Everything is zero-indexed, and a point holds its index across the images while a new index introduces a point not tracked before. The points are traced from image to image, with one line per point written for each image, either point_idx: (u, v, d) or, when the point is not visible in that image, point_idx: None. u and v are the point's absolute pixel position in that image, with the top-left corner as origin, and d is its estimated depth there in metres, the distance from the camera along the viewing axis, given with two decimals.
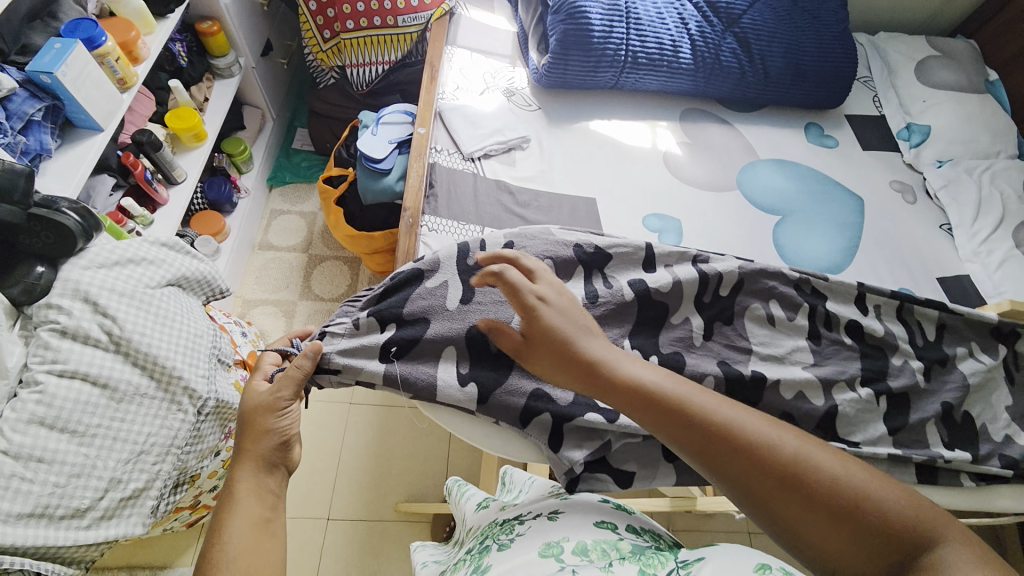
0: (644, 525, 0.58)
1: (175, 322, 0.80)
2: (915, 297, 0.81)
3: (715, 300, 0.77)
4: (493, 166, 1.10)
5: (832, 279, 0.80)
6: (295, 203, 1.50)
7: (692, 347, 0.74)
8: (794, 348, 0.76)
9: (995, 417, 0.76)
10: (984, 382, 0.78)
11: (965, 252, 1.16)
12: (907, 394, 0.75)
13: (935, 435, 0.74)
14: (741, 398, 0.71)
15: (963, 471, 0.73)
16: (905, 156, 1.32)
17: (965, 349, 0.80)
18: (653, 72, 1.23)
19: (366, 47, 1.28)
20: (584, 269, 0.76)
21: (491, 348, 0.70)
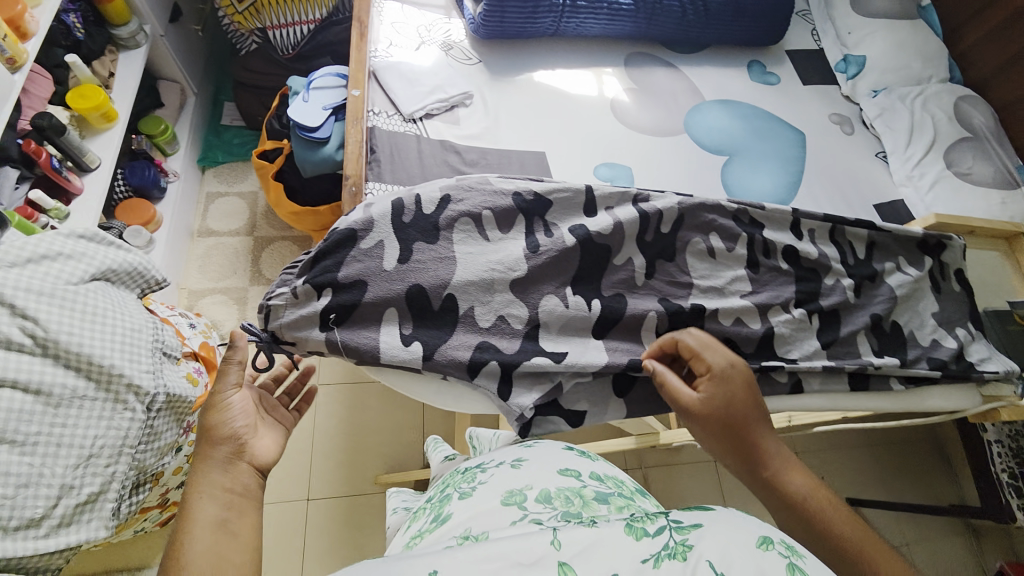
0: (608, 473, 0.60)
1: (107, 319, 0.74)
2: (845, 219, 0.84)
3: (657, 238, 0.77)
4: (436, 125, 1.05)
5: (769, 207, 0.82)
6: (232, 183, 1.41)
7: (634, 288, 0.75)
8: (733, 279, 0.78)
9: (922, 324, 0.83)
10: (911, 293, 0.84)
11: (899, 177, 1.22)
12: (839, 311, 0.80)
13: (866, 345, 0.80)
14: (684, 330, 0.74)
15: (892, 375, 0.79)
16: (843, 89, 1.35)
17: (893, 264, 0.85)
18: (594, 15, 1.19)
19: (285, 5, 1.17)
20: (524, 219, 0.74)
21: (434, 306, 0.68)
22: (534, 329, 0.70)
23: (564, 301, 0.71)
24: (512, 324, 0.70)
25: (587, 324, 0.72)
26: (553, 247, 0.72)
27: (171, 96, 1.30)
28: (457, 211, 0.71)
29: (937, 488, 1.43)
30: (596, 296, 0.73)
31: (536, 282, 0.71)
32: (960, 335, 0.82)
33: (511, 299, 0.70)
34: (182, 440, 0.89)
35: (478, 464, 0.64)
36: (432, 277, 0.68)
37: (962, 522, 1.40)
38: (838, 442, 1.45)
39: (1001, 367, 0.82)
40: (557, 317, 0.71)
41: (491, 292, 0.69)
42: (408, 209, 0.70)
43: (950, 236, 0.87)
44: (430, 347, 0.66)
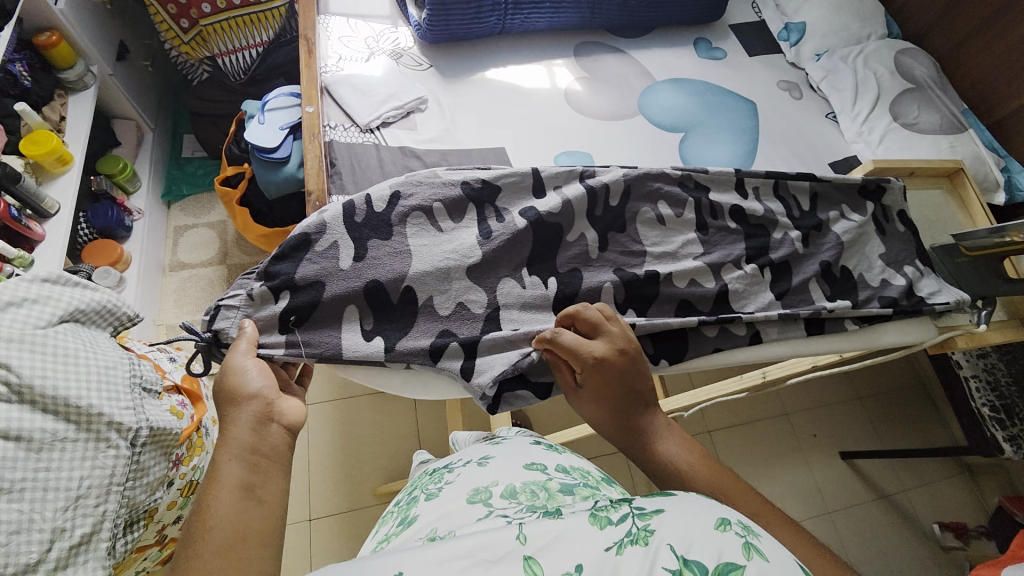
0: (574, 465, 0.62)
1: (80, 360, 0.74)
2: (787, 173, 0.88)
3: (606, 212, 0.80)
4: (394, 133, 1.06)
5: (712, 170, 0.86)
6: (198, 215, 1.40)
7: (588, 261, 0.77)
8: (685, 242, 0.81)
9: (870, 266, 0.86)
10: (857, 237, 0.88)
11: (850, 134, 1.25)
12: (789, 262, 0.83)
13: (818, 291, 0.83)
14: (640, 297, 0.76)
15: (847, 317, 0.82)
16: (788, 56, 1.39)
17: (837, 213, 0.89)
18: (537, 9, 1.21)
19: (231, 31, 1.18)
20: (474, 206, 0.76)
21: (393, 299, 0.69)
22: (495, 312, 0.72)
23: (521, 281, 0.74)
24: (472, 309, 0.71)
25: (547, 301, 0.73)
26: (505, 232, 0.74)
27: (127, 134, 1.29)
28: (409, 206, 0.73)
29: (928, 432, 1.47)
30: (553, 274, 0.75)
31: (492, 266, 0.73)
32: (909, 272, 0.86)
33: (468, 286, 0.72)
34: (173, 473, 0.88)
35: (445, 466, 0.66)
36: (391, 272, 0.69)
37: (954, 462, 1.44)
38: (827, 399, 1.48)
39: (951, 298, 0.85)
40: (515, 298, 0.73)
41: (447, 280, 0.71)
42: (359, 209, 0.71)
43: (889, 178, 0.91)
44: (394, 339, 0.68)
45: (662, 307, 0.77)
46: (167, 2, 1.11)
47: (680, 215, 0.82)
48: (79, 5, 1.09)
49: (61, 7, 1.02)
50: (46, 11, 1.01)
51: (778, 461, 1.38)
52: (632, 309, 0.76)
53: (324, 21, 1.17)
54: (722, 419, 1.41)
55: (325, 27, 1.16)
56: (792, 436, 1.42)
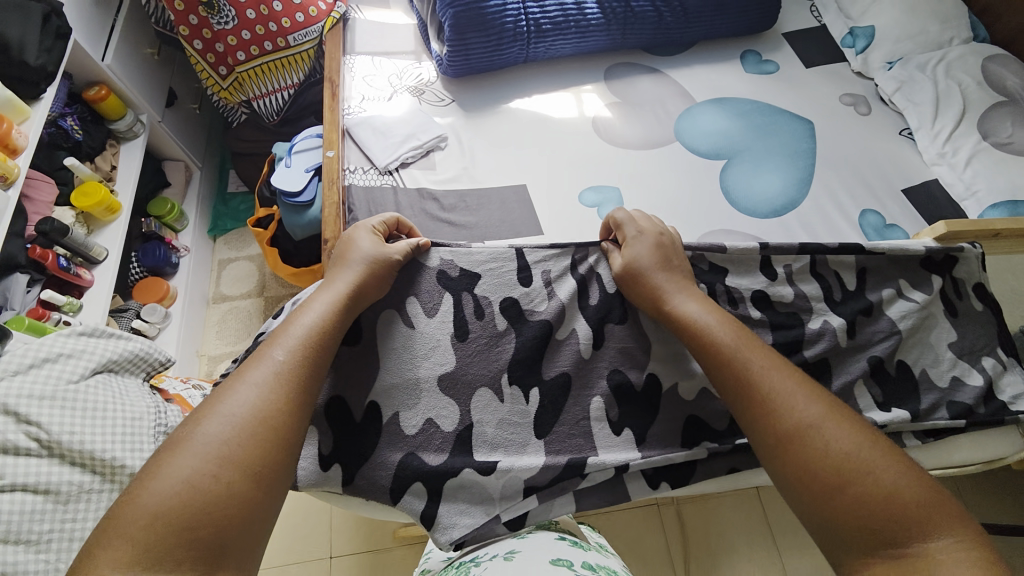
0: (600, 562, 0.57)
1: (108, 412, 0.77)
2: (825, 248, 0.77)
3: (602, 300, 0.74)
4: (413, 173, 1.05)
5: (731, 249, 0.76)
6: (241, 248, 1.47)
7: (580, 367, 0.70)
8: None
9: (938, 360, 0.74)
10: (922, 322, 0.75)
11: (930, 155, 1.08)
12: (828, 359, 0.72)
13: (868, 398, 0.71)
14: (634, 406, 0.70)
15: (907, 430, 0.72)
16: (854, 65, 1.23)
17: (893, 290, 0.77)
18: (563, 37, 1.15)
19: (265, 75, 1.21)
20: (449, 296, 0.71)
21: (356, 418, 0.65)
22: (467, 430, 0.66)
23: (498, 394, 0.68)
24: (442, 428, 0.66)
25: (526, 419, 0.67)
26: (483, 334, 0.70)
27: (175, 174, 1.38)
28: (379, 306, 0.69)
29: None
30: (536, 383, 0.69)
31: (465, 376, 0.68)
32: (987, 367, 0.74)
33: (439, 400, 0.66)
34: None
35: (474, 558, 0.61)
36: (356, 388, 0.65)
37: None
38: None
39: None
40: (492, 414, 0.67)
41: (416, 395, 0.66)
42: None
43: (961, 246, 0.80)
44: (352, 468, 0.63)
45: (665, 441, 0.69)
46: (206, 52, 1.17)
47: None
48: (130, 58, 1.17)
49: (109, 64, 1.10)
50: (97, 68, 1.08)
51: None
52: (628, 431, 0.69)
53: (348, 58, 1.17)
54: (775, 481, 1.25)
55: (346, 64, 1.16)
56: None
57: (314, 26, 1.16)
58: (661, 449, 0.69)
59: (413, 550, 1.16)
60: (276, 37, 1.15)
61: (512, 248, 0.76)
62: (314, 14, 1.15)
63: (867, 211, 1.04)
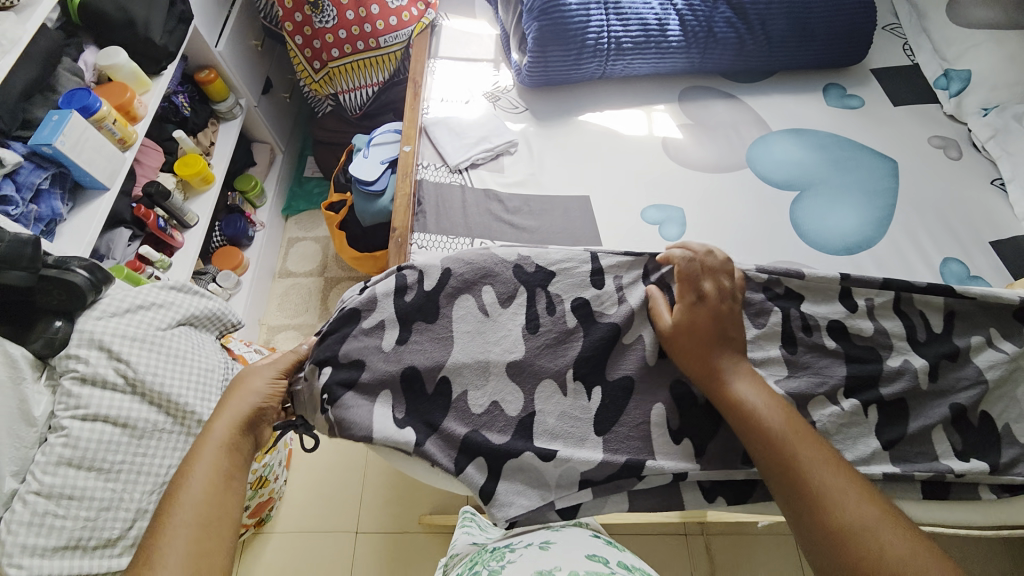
0: (636, 563, 0.58)
1: (186, 359, 0.85)
2: (911, 285, 0.74)
3: (671, 309, 0.73)
4: (481, 174, 1.09)
5: (809, 276, 0.74)
6: (310, 229, 1.57)
7: (647, 370, 0.71)
8: (767, 358, 0.71)
9: (1021, 416, 0.70)
10: (1008, 376, 0.71)
11: (1021, 209, 1.02)
12: (906, 401, 0.69)
13: (945, 444, 0.69)
14: (693, 420, 0.69)
15: (981, 483, 0.69)
16: (946, 108, 1.18)
17: (981, 338, 0.73)
18: (642, 55, 1.17)
19: (354, 71, 1.30)
20: (524, 289, 0.73)
21: (427, 389, 0.68)
22: (529, 418, 0.68)
23: (562, 387, 0.69)
24: (507, 412, 0.68)
25: (588, 415, 0.69)
26: (554, 329, 0.71)
27: (263, 154, 1.49)
28: (459, 290, 0.72)
29: None
30: (599, 382, 0.70)
31: (533, 367, 0.69)
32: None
33: (506, 384, 0.69)
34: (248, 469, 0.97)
35: (507, 545, 0.63)
36: (426, 361, 0.68)
37: None
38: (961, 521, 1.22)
39: None
40: (555, 405, 0.69)
41: (486, 376, 0.69)
42: (410, 289, 0.71)
43: None
44: (424, 432, 0.66)
45: (725, 457, 0.68)
46: (304, 47, 1.27)
47: (762, 329, 0.72)
48: (238, 46, 1.29)
49: (220, 50, 1.20)
50: (209, 54, 1.19)
51: None
52: (687, 440, 0.68)
53: (429, 63, 1.23)
54: None
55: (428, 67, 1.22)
56: None
57: (404, 30, 1.23)
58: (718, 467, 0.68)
59: (435, 539, 1.18)
60: (369, 37, 1.23)
61: (587, 251, 0.77)
62: (406, 18, 1.22)
63: (951, 259, 0.99)
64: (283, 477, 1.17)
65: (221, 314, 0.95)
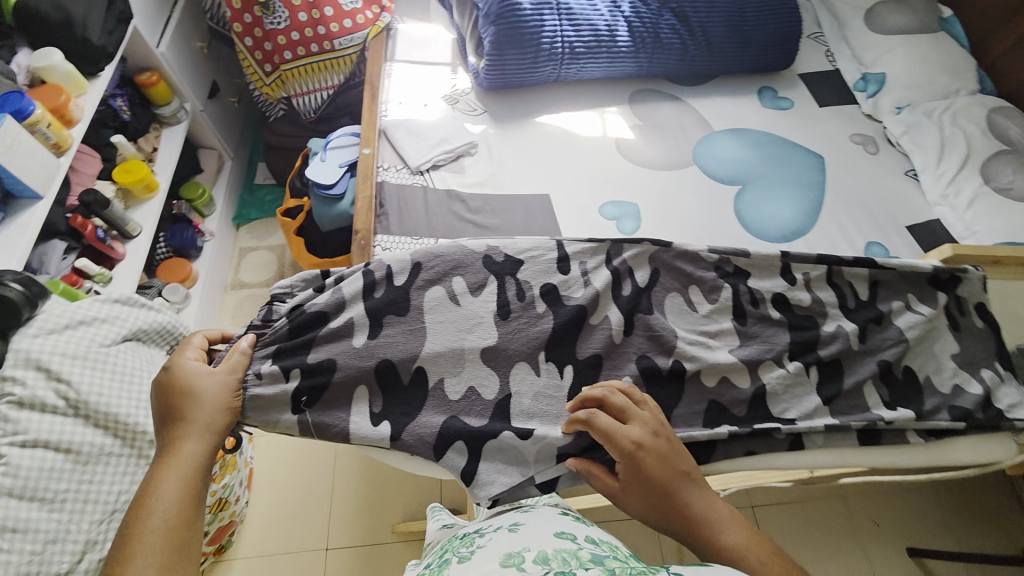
0: (602, 538, 0.60)
1: (136, 377, 0.79)
2: (842, 259, 0.82)
3: (632, 291, 0.78)
4: (442, 175, 1.10)
5: (754, 254, 0.82)
6: (263, 238, 1.51)
7: (612, 349, 0.74)
8: (722, 330, 0.78)
9: (941, 368, 0.79)
10: (927, 333, 0.81)
11: (933, 196, 1.14)
12: (840, 360, 0.77)
13: (875, 396, 0.76)
14: (660, 392, 0.73)
15: (909, 428, 0.76)
16: (864, 107, 1.30)
17: (902, 303, 0.82)
18: (594, 59, 1.22)
19: (308, 74, 1.28)
20: (494, 279, 0.76)
21: (403, 380, 0.70)
22: (506, 400, 0.71)
23: (536, 368, 0.72)
24: (484, 396, 0.71)
25: (561, 392, 0.72)
26: (523, 313, 0.74)
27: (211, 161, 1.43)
28: (428, 281, 0.74)
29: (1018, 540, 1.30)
30: (570, 360, 0.73)
31: (507, 350, 0.72)
32: (986, 378, 0.79)
33: (481, 369, 0.71)
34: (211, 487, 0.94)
35: (477, 531, 0.64)
36: (403, 355, 0.70)
37: None
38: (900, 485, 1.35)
39: None
40: (529, 386, 0.71)
41: (461, 363, 0.71)
42: (379, 286, 0.73)
43: (966, 267, 0.84)
44: (400, 425, 0.68)
45: (690, 420, 0.72)
46: (254, 49, 1.24)
47: (715, 304, 0.79)
48: (182, 48, 1.24)
49: (162, 51, 1.15)
50: (151, 56, 1.14)
51: (830, 549, 1.27)
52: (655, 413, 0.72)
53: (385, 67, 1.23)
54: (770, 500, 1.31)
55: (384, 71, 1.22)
56: (853, 525, 1.30)
57: (359, 32, 1.22)
58: (685, 428, 0.71)
59: (410, 547, 1.16)
60: (323, 40, 1.22)
61: (552, 239, 0.80)
62: (361, 21, 1.22)
63: (873, 243, 1.09)
64: (244, 497, 1.12)
65: (171, 328, 0.87)
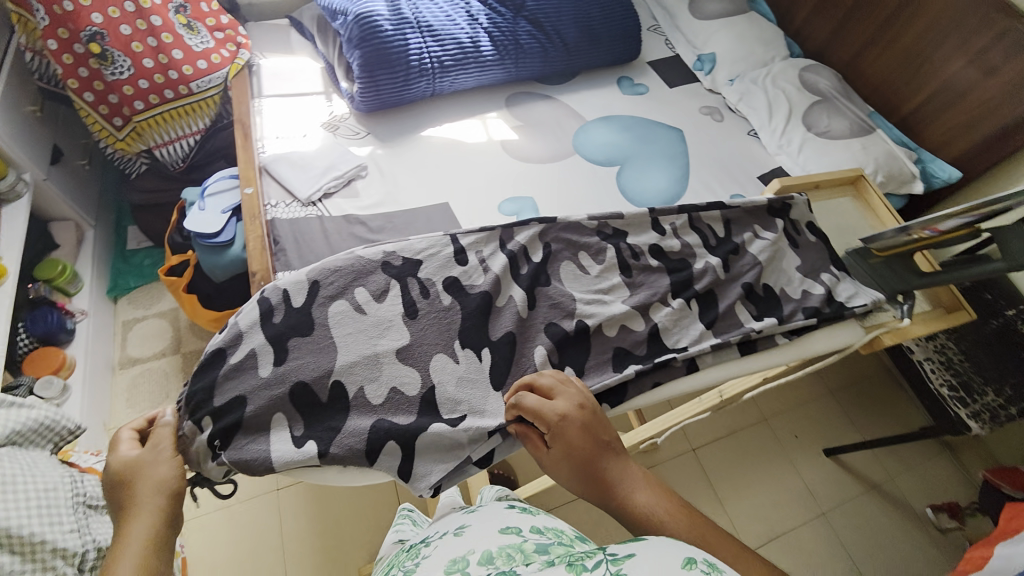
0: (547, 525, 0.67)
1: (17, 484, 0.69)
2: (697, 207, 1.00)
3: (528, 269, 0.87)
4: (337, 203, 1.08)
5: (627, 215, 0.97)
6: (149, 306, 1.37)
7: (522, 323, 0.82)
8: (613, 285, 0.90)
9: (790, 280, 0.97)
10: (773, 255, 0.99)
11: (772, 147, 1.34)
12: (713, 290, 0.93)
13: (746, 313, 0.92)
14: (572, 350, 0.83)
15: (776, 333, 0.91)
16: (706, 84, 1.50)
17: (751, 234, 1.00)
18: (464, 70, 1.28)
19: (168, 123, 1.20)
20: (395, 282, 0.80)
21: (321, 399, 0.71)
22: (431, 392, 0.74)
23: (454, 356, 0.77)
24: (406, 394, 0.74)
25: (482, 373, 0.78)
26: (431, 309, 0.80)
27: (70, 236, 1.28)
28: (328, 297, 0.77)
29: (893, 415, 1.62)
30: (486, 344, 0.80)
31: (421, 346, 0.77)
32: (826, 280, 0.98)
33: (401, 369, 0.75)
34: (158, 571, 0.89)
35: (422, 541, 0.69)
36: (315, 373, 0.72)
37: (937, 443, 1.60)
38: (800, 397, 1.63)
39: (868, 299, 0.97)
40: (451, 374, 0.76)
41: (378, 368, 0.74)
42: (277, 310, 0.75)
43: (792, 196, 1.06)
44: (326, 441, 0.69)
45: (600, 368, 0.82)
46: (97, 104, 1.13)
47: (602, 264, 0.92)
48: (8, 113, 1.09)
49: None
50: None
51: (760, 465, 1.50)
52: (568, 367, 0.81)
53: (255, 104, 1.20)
54: (704, 435, 1.53)
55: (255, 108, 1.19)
56: (773, 440, 1.55)
57: (217, 73, 1.18)
58: (598, 376, 0.81)
59: None
60: (178, 84, 1.15)
61: (446, 236, 0.87)
62: (217, 61, 1.18)
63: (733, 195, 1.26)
64: None
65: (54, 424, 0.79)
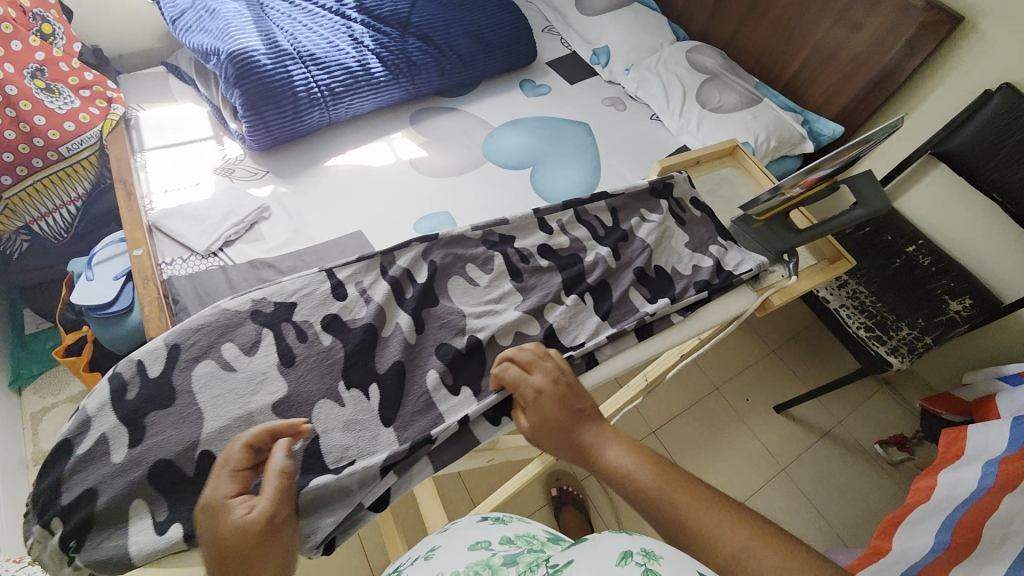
0: (520, 533, 0.74)
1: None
2: (581, 202, 1.21)
3: (414, 292, 1.02)
4: (239, 249, 1.14)
5: (512, 222, 1.17)
6: (55, 393, 1.42)
7: (410, 346, 0.96)
8: (505, 293, 1.07)
9: (679, 257, 1.19)
10: (661, 235, 1.20)
11: (676, 127, 1.56)
12: (605, 281, 1.11)
13: (641, 297, 1.10)
14: (468, 366, 0.96)
15: (672, 312, 1.10)
16: (606, 76, 1.70)
17: (637, 219, 1.23)
18: (356, 94, 1.38)
19: (44, 191, 1.33)
20: (264, 331, 0.91)
21: (189, 472, 0.78)
22: (313, 443, 0.82)
23: (337, 399, 0.87)
24: None
25: (371, 408, 0.88)
26: (309, 353, 0.91)
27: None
28: (194, 357, 0.86)
29: (814, 371, 1.85)
30: (372, 379, 0.91)
31: (301, 394, 0.86)
32: (714, 252, 1.19)
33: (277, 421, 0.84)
34: None
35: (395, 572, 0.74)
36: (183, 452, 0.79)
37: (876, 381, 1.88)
38: (738, 368, 1.83)
39: (754, 263, 1.18)
40: (336, 418, 0.86)
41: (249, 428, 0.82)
42: (130, 386, 0.82)
43: (674, 175, 1.30)
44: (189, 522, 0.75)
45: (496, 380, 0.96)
46: None
47: (490, 273, 1.08)
48: None
49: None
50: None
51: (715, 434, 1.67)
52: (464, 387, 0.94)
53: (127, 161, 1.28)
54: (658, 416, 1.68)
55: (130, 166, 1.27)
56: (721, 409, 1.73)
57: (89, 132, 1.31)
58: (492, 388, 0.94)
59: None
60: (47, 151, 1.27)
61: (321, 274, 1.00)
62: (87, 120, 1.30)
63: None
64: None
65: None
